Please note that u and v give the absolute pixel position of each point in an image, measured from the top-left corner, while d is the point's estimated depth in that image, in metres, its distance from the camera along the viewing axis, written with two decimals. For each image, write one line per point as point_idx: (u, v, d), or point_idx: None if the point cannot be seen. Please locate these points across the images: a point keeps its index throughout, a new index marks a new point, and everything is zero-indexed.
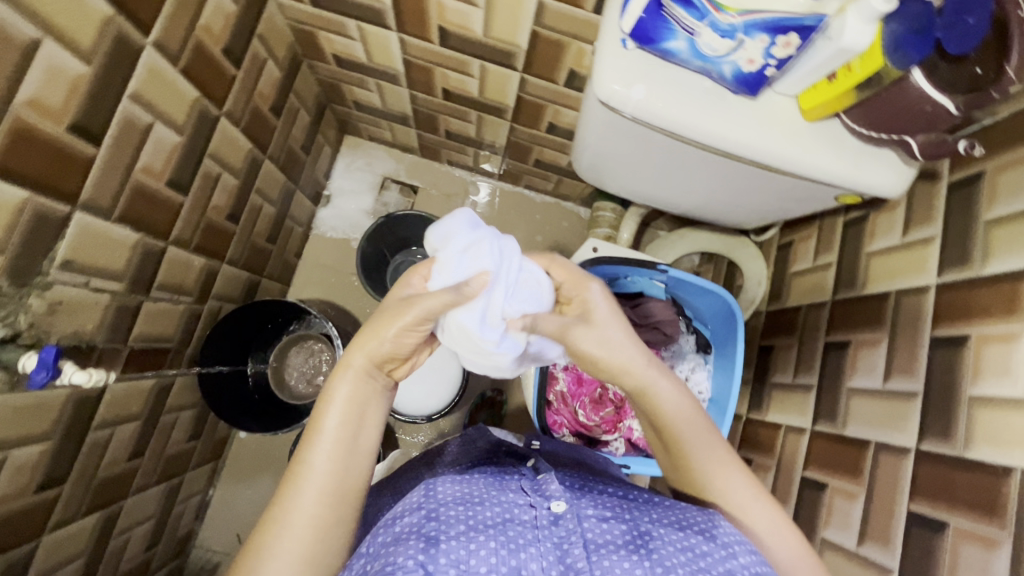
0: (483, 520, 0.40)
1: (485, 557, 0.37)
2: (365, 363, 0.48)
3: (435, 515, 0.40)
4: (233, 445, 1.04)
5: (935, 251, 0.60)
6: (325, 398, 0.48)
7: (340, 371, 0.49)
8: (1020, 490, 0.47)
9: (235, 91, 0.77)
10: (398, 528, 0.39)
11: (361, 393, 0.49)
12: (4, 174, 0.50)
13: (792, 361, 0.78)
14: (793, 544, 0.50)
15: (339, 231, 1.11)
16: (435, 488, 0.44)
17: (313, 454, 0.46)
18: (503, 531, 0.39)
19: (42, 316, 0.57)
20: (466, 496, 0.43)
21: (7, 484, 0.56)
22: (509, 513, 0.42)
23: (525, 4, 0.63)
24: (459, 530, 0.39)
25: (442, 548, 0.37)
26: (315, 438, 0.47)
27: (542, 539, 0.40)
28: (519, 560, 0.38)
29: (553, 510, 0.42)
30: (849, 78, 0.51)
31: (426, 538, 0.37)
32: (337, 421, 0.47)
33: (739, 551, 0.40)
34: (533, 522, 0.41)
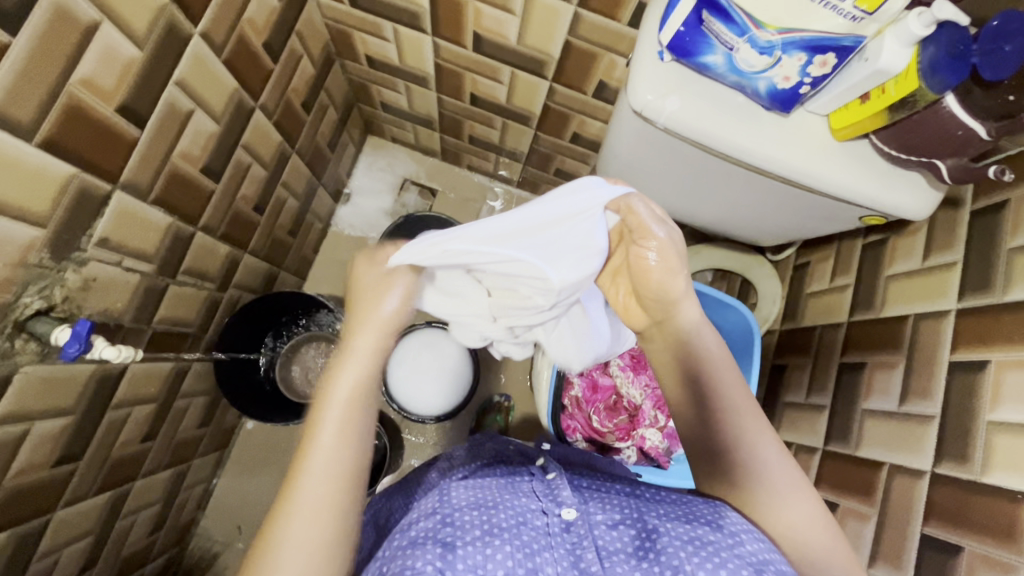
0: (499, 524, 0.47)
1: (501, 561, 0.43)
2: (374, 338, 0.53)
3: (451, 520, 0.47)
4: (230, 426, 1.14)
5: (892, 301, 0.75)
6: (346, 355, 0.52)
7: (347, 350, 0.52)
8: (898, 478, 0.67)
9: (260, 75, 0.78)
10: (415, 531, 0.47)
11: (369, 364, 0.52)
12: (59, 153, 0.52)
13: (804, 382, 0.90)
14: (808, 503, 0.52)
15: (359, 228, 1.30)
16: (449, 495, 0.51)
17: (324, 423, 0.49)
18: (517, 535, 0.46)
19: (76, 292, 0.59)
20: (481, 501, 0.50)
21: (34, 449, 0.62)
22: (522, 518, 0.48)
23: (559, 27, 0.74)
24: (475, 535, 0.45)
25: (460, 553, 0.43)
26: (326, 405, 0.50)
27: (556, 545, 0.47)
28: (535, 563, 0.44)
29: (564, 517, 0.50)
30: (883, 99, 0.52)
31: (443, 542, 0.44)
32: (340, 405, 0.50)
33: (744, 534, 0.48)
34: (545, 529, 0.48)
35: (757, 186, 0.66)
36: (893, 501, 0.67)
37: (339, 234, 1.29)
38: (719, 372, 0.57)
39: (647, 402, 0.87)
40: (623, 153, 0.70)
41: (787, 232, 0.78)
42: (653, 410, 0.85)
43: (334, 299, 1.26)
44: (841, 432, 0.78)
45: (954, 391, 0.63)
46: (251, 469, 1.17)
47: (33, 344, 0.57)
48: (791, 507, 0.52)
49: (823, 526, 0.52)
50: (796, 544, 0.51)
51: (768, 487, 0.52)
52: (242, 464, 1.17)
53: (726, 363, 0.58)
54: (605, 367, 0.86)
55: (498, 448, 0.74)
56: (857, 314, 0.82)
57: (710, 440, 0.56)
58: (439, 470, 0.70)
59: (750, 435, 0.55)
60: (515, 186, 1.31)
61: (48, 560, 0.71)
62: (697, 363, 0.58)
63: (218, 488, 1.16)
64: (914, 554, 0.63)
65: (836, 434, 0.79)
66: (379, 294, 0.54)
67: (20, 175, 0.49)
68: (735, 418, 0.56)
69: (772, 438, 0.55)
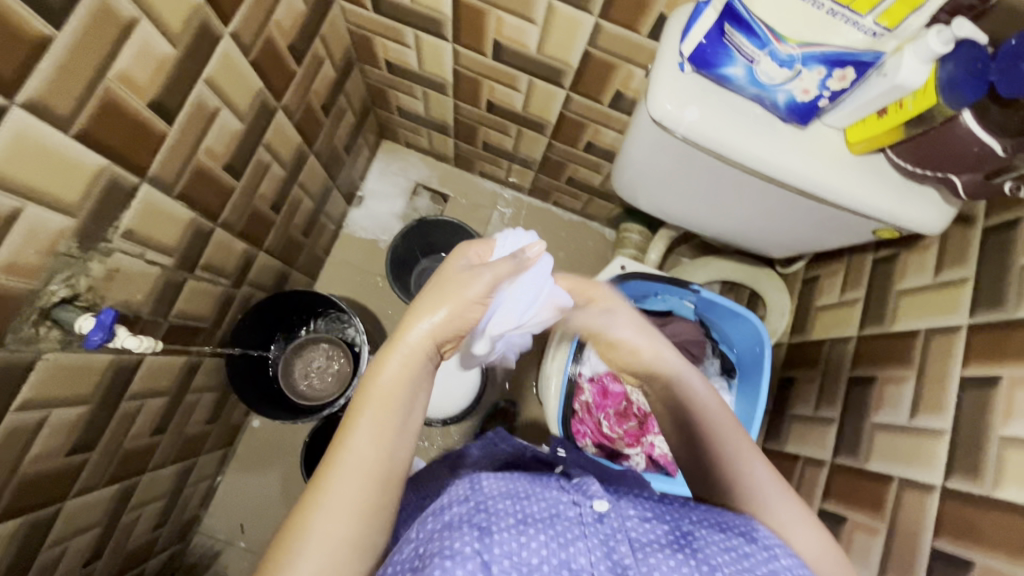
0: (533, 514, 0.47)
1: (536, 549, 0.44)
2: (434, 335, 0.48)
3: (485, 507, 0.47)
4: (237, 423, 1.14)
5: (902, 315, 0.76)
6: (395, 344, 0.47)
7: (391, 347, 0.47)
8: (907, 492, 0.67)
9: (284, 77, 0.80)
10: (448, 516, 0.47)
11: (413, 368, 0.47)
12: (92, 145, 0.53)
13: (813, 395, 0.90)
14: (811, 531, 0.52)
15: (371, 230, 1.31)
16: (480, 484, 0.51)
17: (356, 432, 0.44)
18: (552, 525, 0.46)
19: (100, 281, 0.60)
20: (513, 491, 0.50)
21: (50, 436, 0.62)
22: (555, 509, 0.48)
23: (579, 37, 0.75)
24: (510, 523, 0.46)
25: (496, 538, 0.44)
26: (359, 413, 0.44)
27: (590, 535, 0.46)
28: (568, 555, 0.44)
29: (597, 509, 0.49)
30: (900, 114, 0.53)
31: (479, 527, 0.45)
32: (382, 397, 0.45)
33: (777, 547, 0.49)
34: (578, 519, 0.48)
35: (773, 197, 0.67)
36: (903, 515, 0.67)
37: (351, 236, 1.31)
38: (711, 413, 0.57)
39: None
40: (639, 160, 0.71)
41: (800, 244, 0.79)
42: None
43: (344, 300, 1.27)
44: (850, 445, 0.78)
45: (965, 407, 0.63)
46: (256, 468, 1.17)
47: (56, 331, 0.58)
48: (798, 536, 0.52)
49: (829, 552, 0.52)
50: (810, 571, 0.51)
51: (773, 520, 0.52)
52: (246, 462, 1.17)
53: (714, 400, 0.58)
54: (616, 372, 0.87)
55: (513, 452, 0.73)
56: (868, 328, 0.82)
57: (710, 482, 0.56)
58: (455, 470, 0.69)
59: (742, 468, 0.54)
60: (526, 194, 1.32)
61: (57, 549, 0.72)
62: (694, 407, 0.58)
63: (222, 486, 1.16)
64: (924, 568, 0.63)
65: (845, 447, 0.79)
66: (440, 294, 0.50)
67: (53, 164, 0.50)
68: (729, 456, 0.55)
69: (763, 468, 0.55)
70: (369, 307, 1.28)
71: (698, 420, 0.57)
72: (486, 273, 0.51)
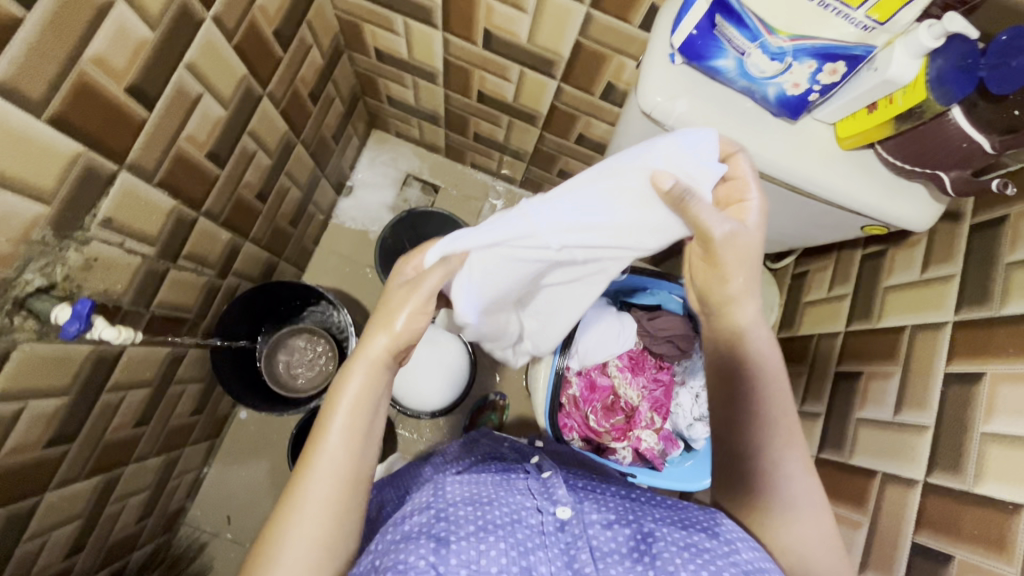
0: (493, 520, 0.47)
1: (496, 557, 0.44)
2: (383, 352, 0.49)
3: (445, 515, 0.47)
4: (223, 415, 1.13)
5: (889, 311, 0.76)
6: (357, 358, 0.49)
7: (354, 361, 0.49)
8: (890, 486, 0.68)
9: (269, 63, 0.78)
10: (408, 526, 0.47)
11: (374, 383, 0.48)
12: (66, 131, 0.52)
13: (799, 390, 0.90)
14: (826, 519, 0.51)
15: (360, 221, 1.30)
16: (444, 489, 0.51)
17: (327, 439, 0.46)
18: (512, 533, 0.46)
19: (77, 271, 0.59)
20: (475, 497, 0.50)
21: (28, 428, 0.61)
22: (517, 515, 0.49)
23: (570, 27, 0.74)
24: (469, 531, 0.45)
25: (453, 548, 0.43)
26: (326, 431, 0.46)
27: (550, 544, 0.47)
28: (529, 562, 0.45)
29: (559, 515, 0.50)
30: (890, 109, 0.53)
31: (437, 537, 0.44)
32: (349, 409, 0.47)
33: (738, 542, 0.48)
34: (540, 527, 0.49)
35: (761, 192, 0.67)
36: (885, 510, 0.67)
37: (340, 226, 1.29)
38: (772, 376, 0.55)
39: (644, 404, 0.87)
40: (629, 152, 0.71)
41: (790, 239, 0.79)
42: (650, 411, 0.86)
43: (332, 291, 1.26)
44: (836, 440, 0.79)
45: (948, 403, 0.63)
46: (243, 460, 1.17)
47: (32, 321, 0.57)
48: (808, 523, 0.51)
49: (831, 546, 0.51)
50: (811, 553, 0.50)
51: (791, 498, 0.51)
52: (233, 454, 1.17)
53: (776, 364, 0.56)
54: (604, 367, 0.87)
55: (491, 445, 0.74)
56: (855, 324, 0.82)
57: (739, 444, 0.54)
58: (435, 465, 0.70)
59: (775, 443, 0.53)
60: (517, 186, 1.31)
61: (36, 541, 0.71)
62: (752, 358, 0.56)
63: (208, 477, 1.15)
64: (905, 562, 0.64)
65: (830, 442, 0.80)
66: (390, 314, 0.50)
67: (26, 150, 0.49)
68: (770, 423, 0.53)
69: (799, 453, 0.53)
70: (358, 299, 1.27)
71: (756, 381, 0.55)
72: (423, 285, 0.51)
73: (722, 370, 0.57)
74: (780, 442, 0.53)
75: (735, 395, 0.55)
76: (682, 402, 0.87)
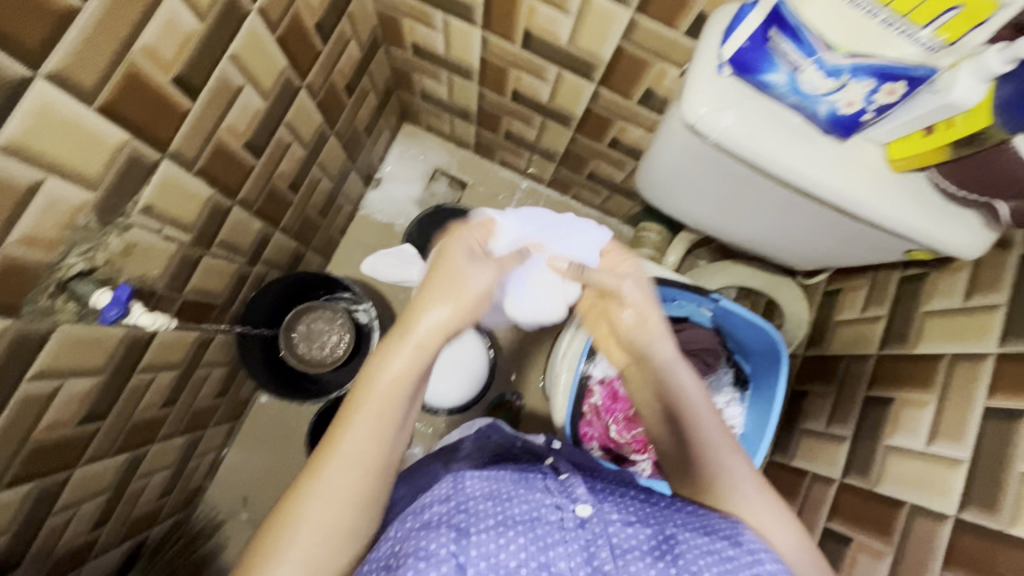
0: (513, 517, 0.47)
1: (514, 552, 0.44)
2: (430, 339, 0.49)
3: (465, 508, 0.48)
4: (245, 398, 1.15)
5: (927, 337, 0.74)
6: (404, 334, 0.49)
7: (400, 340, 0.49)
8: (918, 519, 0.66)
9: (309, 55, 0.78)
10: (427, 516, 0.48)
11: (415, 367, 0.48)
12: (116, 119, 0.52)
13: (826, 411, 0.88)
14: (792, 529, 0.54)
15: (387, 213, 1.30)
16: (463, 484, 0.52)
17: (350, 429, 0.45)
18: (532, 529, 0.46)
19: (117, 255, 0.60)
20: (495, 493, 0.51)
21: (64, 406, 0.63)
22: (536, 513, 0.49)
23: (613, 30, 0.73)
24: (490, 524, 0.46)
25: (474, 540, 0.44)
26: (354, 414, 0.46)
27: (571, 540, 0.47)
28: (548, 558, 0.44)
29: (579, 513, 0.50)
30: (949, 133, 0.51)
31: (458, 528, 0.45)
32: (373, 401, 0.46)
33: (761, 553, 0.47)
34: (560, 523, 0.48)
35: (801, 208, 0.65)
36: (910, 543, 0.66)
37: (367, 217, 1.30)
38: (695, 409, 0.58)
39: None
40: (666, 163, 0.69)
41: (825, 257, 0.77)
42: None
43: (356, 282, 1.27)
44: (862, 466, 0.77)
45: (987, 438, 0.61)
46: (262, 443, 1.19)
47: (72, 304, 0.58)
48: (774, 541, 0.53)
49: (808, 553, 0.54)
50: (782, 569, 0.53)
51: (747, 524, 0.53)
52: (252, 437, 1.19)
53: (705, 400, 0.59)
54: None
55: (505, 445, 0.73)
56: (889, 348, 0.80)
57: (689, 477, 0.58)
58: (446, 463, 0.69)
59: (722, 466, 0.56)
60: (544, 185, 1.30)
61: (66, 514, 0.73)
62: (677, 400, 0.59)
63: (227, 458, 1.18)
64: None
65: (856, 467, 0.78)
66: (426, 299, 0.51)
67: (76, 137, 0.49)
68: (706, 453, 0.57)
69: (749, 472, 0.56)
70: (381, 291, 1.28)
71: (688, 422, 0.58)
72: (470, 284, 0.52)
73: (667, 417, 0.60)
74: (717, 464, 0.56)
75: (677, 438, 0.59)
76: None
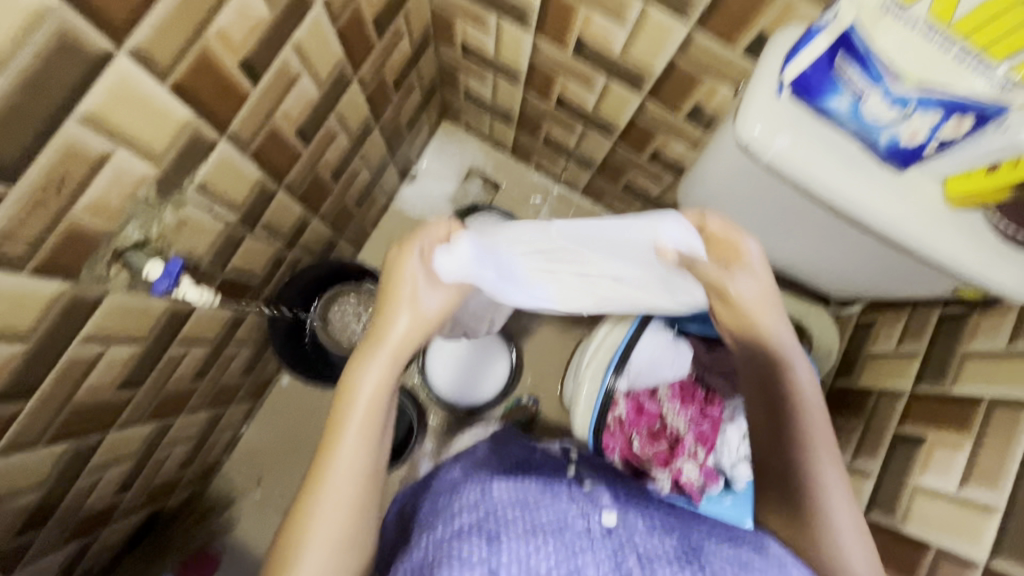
0: (541, 524, 0.48)
1: (545, 558, 0.45)
2: (399, 353, 0.53)
3: (494, 515, 0.49)
4: (268, 378, 1.17)
5: (965, 379, 0.72)
6: (372, 348, 0.53)
7: (372, 354, 0.53)
8: (945, 564, 0.65)
9: (364, 49, 0.80)
10: (459, 524, 0.48)
11: (390, 379, 0.52)
12: (183, 98, 0.54)
13: (851, 445, 0.87)
14: (865, 544, 0.55)
15: (419, 209, 1.31)
16: (490, 492, 0.53)
17: (344, 437, 0.49)
18: (560, 536, 0.47)
19: (170, 230, 0.62)
20: (522, 501, 0.52)
21: (106, 371, 0.65)
22: (564, 521, 0.49)
23: (668, 45, 0.73)
24: (519, 531, 0.47)
25: (504, 545, 0.45)
26: (346, 425, 0.50)
27: (598, 548, 0.47)
28: (577, 564, 0.45)
29: (605, 522, 0.50)
30: (1015, 171, 0.50)
31: (488, 535, 0.46)
32: (366, 401, 0.50)
33: (790, 565, 0.47)
34: (587, 532, 0.49)
35: (847, 235, 0.64)
36: None
37: (400, 211, 1.31)
38: (803, 403, 0.57)
39: (690, 435, 0.84)
40: (712, 180, 0.70)
41: (868, 287, 0.75)
42: (695, 443, 0.82)
43: None
44: (887, 504, 0.75)
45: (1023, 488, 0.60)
46: (280, 424, 1.20)
47: (125, 273, 0.60)
48: (849, 547, 0.54)
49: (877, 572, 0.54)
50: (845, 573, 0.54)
51: (828, 523, 0.55)
52: (271, 417, 1.21)
53: (813, 393, 0.58)
54: (653, 392, 0.88)
55: (524, 453, 0.74)
56: (924, 386, 0.78)
57: (780, 467, 0.59)
58: (464, 468, 0.69)
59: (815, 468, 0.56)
60: (577, 193, 1.30)
61: (95, 476, 0.75)
62: (788, 389, 0.58)
63: (245, 436, 1.20)
64: None
65: (880, 504, 0.76)
66: (393, 308, 0.54)
67: (147, 113, 0.51)
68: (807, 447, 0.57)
69: (841, 485, 0.56)
70: None
71: (792, 414, 0.57)
72: (420, 300, 0.55)
73: (769, 403, 0.59)
74: (813, 461, 0.56)
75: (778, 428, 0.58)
76: (729, 438, 0.82)
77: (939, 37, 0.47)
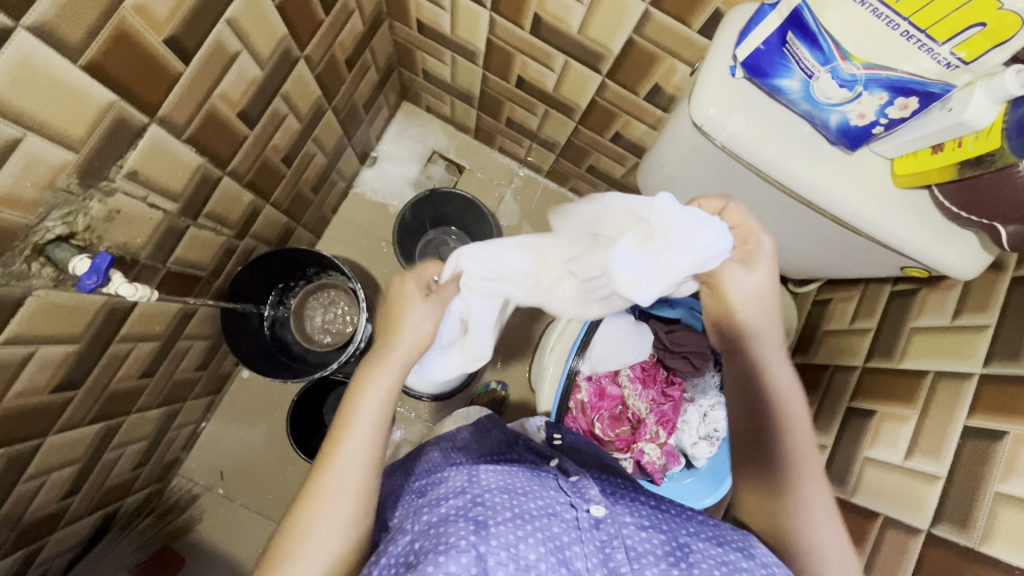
0: (529, 511, 0.47)
1: (535, 545, 0.44)
2: (403, 359, 0.56)
3: (480, 501, 0.48)
4: (226, 372, 1.13)
5: (913, 353, 0.74)
6: (382, 355, 0.56)
7: (381, 362, 0.56)
8: (892, 531, 0.67)
9: (310, 26, 0.75)
10: (444, 510, 0.47)
11: (385, 385, 0.55)
12: (101, 79, 0.50)
13: (807, 420, 0.90)
14: (840, 538, 0.55)
15: (381, 193, 1.28)
16: (478, 477, 0.51)
17: (349, 428, 0.52)
18: (547, 526, 0.46)
19: (99, 221, 0.58)
20: (510, 487, 0.50)
21: (36, 373, 0.61)
22: (552, 509, 0.48)
23: (625, 23, 0.71)
24: (507, 517, 0.46)
25: (492, 531, 0.44)
26: (353, 412, 0.53)
27: (587, 540, 0.46)
28: (565, 555, 0.44)
29: (594, 513, 0.49)
30: (958, 153, 0.51)
31: (475, 521, 0.45)
32: (370, 403, 0.53)
33: (774, 566, 0.47)
34: (575, 522, 0.48)
35: (801, 220, 0.65)
36: (883, 554, 0.67)
37: (360, 196, 1.27)
38: (785, 398, 0.58)
39: (651, 416, 0.87)
40: (669, 162, 0.69)
41: (822, 268, 0.76)
42: (655, 425, 0.85)
43: (345, 262, 1.25)
44: (839, 476, 0.78)
45: (963, 457, 0.62)
46: (242, 419, 1.17)
47: (50, 269, 0.56)
48: (826, 541, 0.54)
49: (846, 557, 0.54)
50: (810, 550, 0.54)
51: (810, 529, 0.54)
52: (232, 412, 1.17)
53: (796, 399, 0.59)
54: (615, 376, 0.89)
55: (503, 439, 0.72)
56: (874, 362, 0.81)
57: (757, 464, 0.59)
58: (444, 452, 0.68)
59: (795, 448, 0.57)
60: (542, 175, 1.28)
61: (36, 482, 0.71)
62: (766, 386, 0.59)
63: (205, 432, 1.16)
64: None
65: (834, 476, 0.79)
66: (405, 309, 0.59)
67: (59, 95, 0.47)
68: (785, 424, 0.58)
69: (815, 478, 0.56)
70: (371, 272, 1.25)
71: (773, 413, 0.58)
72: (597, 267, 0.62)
73: (749, 405, 0.60)
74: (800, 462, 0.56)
75: (761, 429, 0.58)
76: (688, 419, 0.85)
77: (885, 14, 0.46)
